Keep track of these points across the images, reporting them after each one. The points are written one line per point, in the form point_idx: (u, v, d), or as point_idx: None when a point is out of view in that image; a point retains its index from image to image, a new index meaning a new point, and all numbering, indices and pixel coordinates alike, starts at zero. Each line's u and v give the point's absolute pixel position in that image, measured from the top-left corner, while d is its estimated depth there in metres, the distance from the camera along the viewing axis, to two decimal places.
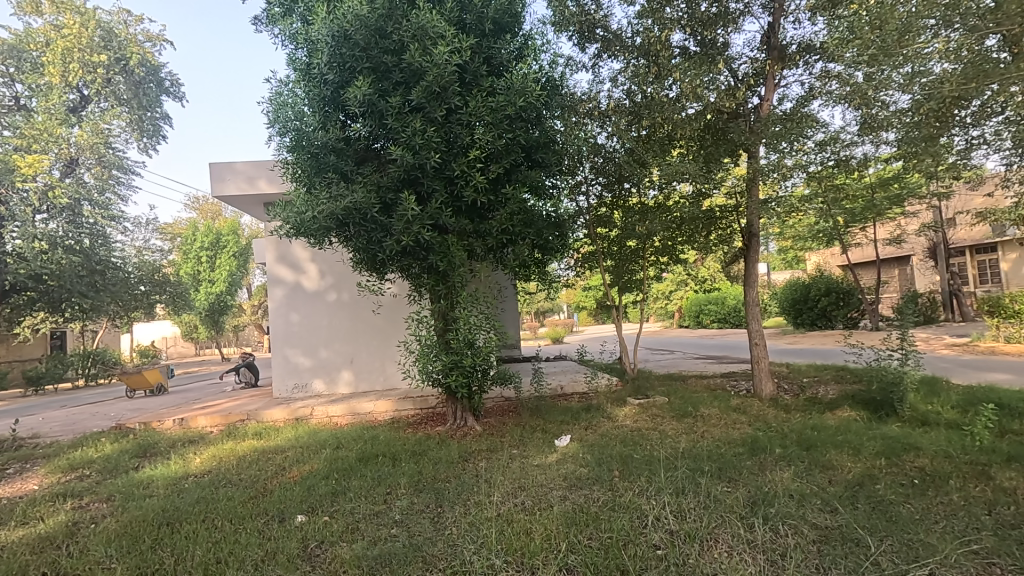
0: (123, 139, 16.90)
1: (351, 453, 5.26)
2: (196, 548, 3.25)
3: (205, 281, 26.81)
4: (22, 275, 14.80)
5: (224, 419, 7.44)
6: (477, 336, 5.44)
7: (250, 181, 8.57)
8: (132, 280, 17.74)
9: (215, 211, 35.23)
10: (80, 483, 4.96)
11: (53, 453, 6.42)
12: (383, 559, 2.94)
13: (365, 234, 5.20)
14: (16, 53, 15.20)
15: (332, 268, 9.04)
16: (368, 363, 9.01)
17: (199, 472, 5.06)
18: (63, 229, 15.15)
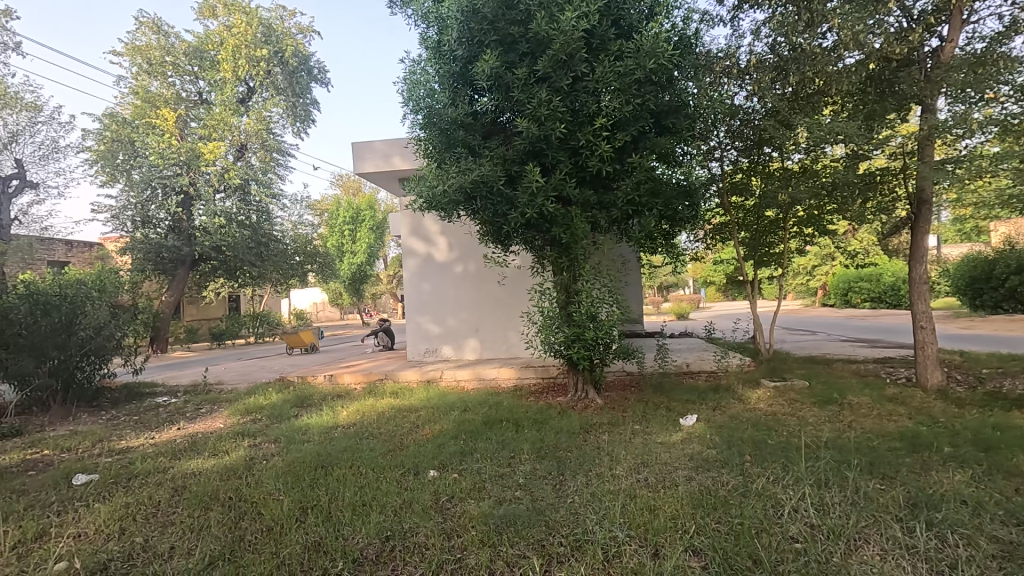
0: (281, 125, 18.88)
1: (477, 416, 5.54)
2: (346, 490, 3.64)
3: (348, 253, 29.54)
4: (208, 247, 17.36)
5: (366, 377, 8.20)
6: (599, 309, 5.37)
7: (386, 159, 9.16)
8: (290, 252, 20.04)
9: (356, 188, 38.43)
10: (253, 425, 5.78)
11: (233, 398, 7.54)
12: (507, 519, 3.06)
13: (491, 207, 5.32)
14: (198, 54, 17.57)
15: (459, 241, 9.45)
16: (492, 333, 9.34)
17: (346, 423, 5.66)
18: (236, 207, 17.53)
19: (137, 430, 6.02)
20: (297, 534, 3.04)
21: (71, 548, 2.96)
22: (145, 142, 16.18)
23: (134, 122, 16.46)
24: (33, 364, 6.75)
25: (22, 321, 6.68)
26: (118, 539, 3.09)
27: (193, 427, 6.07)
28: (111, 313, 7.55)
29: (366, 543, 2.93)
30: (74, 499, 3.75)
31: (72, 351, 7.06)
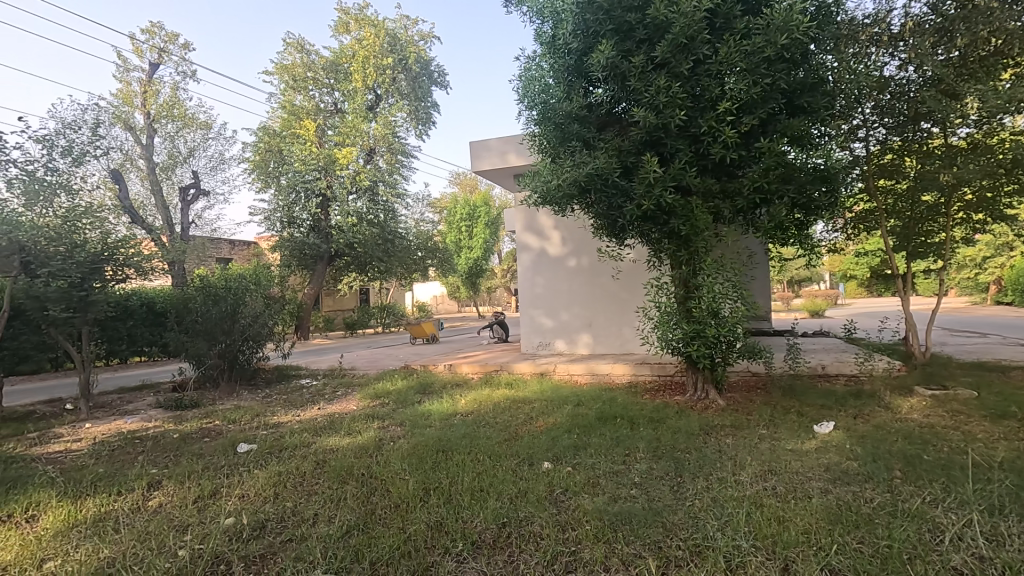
0: (405, 129, 20.14)
1: (591, 411, 5.52)
2: (465, 475, 3.83)
3: (466, 248, 30.82)
4: (342, 244, 19.04)
5: (482, 368, 8.52)
6: (722, 305, 5.07)
7: (502, 156, 9.38)
8: (413, 247, 21.37)
9: (472, 185, 39.90)
10: (382, 409, 6.26)
11: (364, 383, 8.23)
12: (622, 516, 3.03)
13: (606, 200, 5.24)
14: (334, 68, 19.25)
15: (573, 235, 9.44)
16: (606, 327, 9.20)
17: (464, 411, 5.93)
18: (366, 207, 19.03)
19: (287, 407, 6.79)
20: (421, 513, 3.23)
21: (237, 506, 3.43)
22: (291, 151, 18.13)
23: (283, 133, 18.51)
24: (207, 346, 7.89)
25: (198, 309, 7.84)
26: (273, 502, 3.51)
27: (331, 407, 6.71)
28: (266, 303, 8.59)
29: (484, 527, 3.05)
30: (239, 465, 4.33)
31: (236, 336, 8.14)
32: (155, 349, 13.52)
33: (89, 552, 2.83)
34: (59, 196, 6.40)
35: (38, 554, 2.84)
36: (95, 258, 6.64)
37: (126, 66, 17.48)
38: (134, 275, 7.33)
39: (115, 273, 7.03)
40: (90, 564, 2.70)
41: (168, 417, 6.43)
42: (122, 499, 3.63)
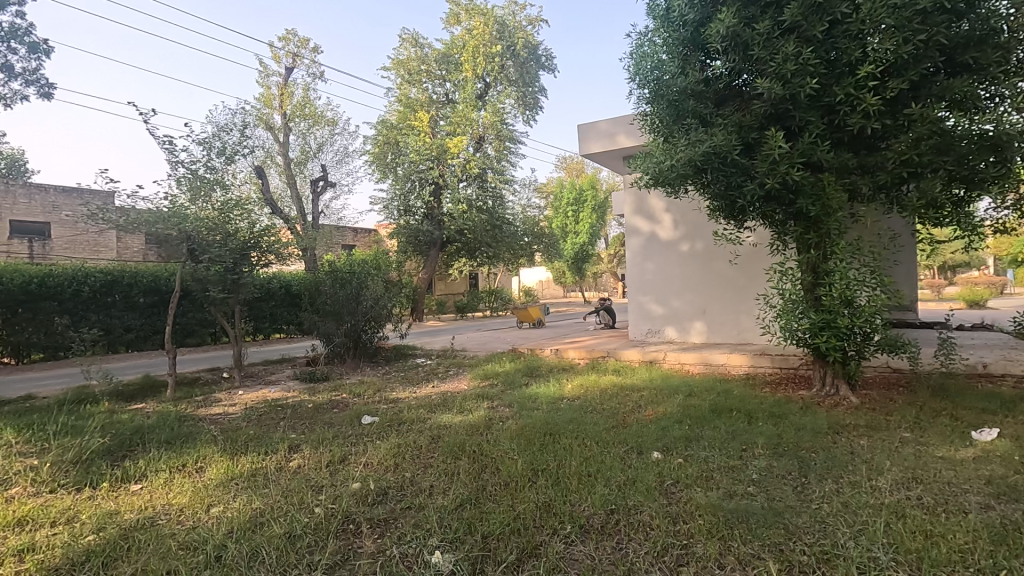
0: (513, 115, 20.38)
1: (704, 402, 5.28)
2: (573, 459, 3.85)
3: (572, 233, 30.71)
4: (453, 230, 19.82)
5: (589, 353, 8.48)
6: (858, 293, 4.57)
7: (611, 138, 9.16)
8: (520, 233, 21.71)
9: (579, 169, 39.49)
10: (491, 390, 6.48)
11: (474, 364, 8.55)
12: (739, 514, 2.87)
13: (723, 180, 4.92)
14: (446, 59, 19.89)
15: (686, 218, 9.02)
16: (720, 316, 8.70)
17: (571, 396, 5.94)
18: (476, 193, 19.59)
19: (404, 384, 7.26)
20: (530, 493, 3.30)
21: (363, 473, 3.74)
22: (407, 142, 19.11)
23: (400, 125, 19.53)
24: (334, 325, 8.64)
25: (327, 292, 8.61)
26: (394, 471, 3.78)
27: (444, 386, 7.07)
28: (385, 287, 9.20)
29: (591, 512, 3.05)
30: (364, 435, 4.71)
31: (360, 317, 8.81)
32: (293, 327, 15.06)
33: (244, 503, 3.24)
34: (215, 190, 7.22)
35: (206, 500, 3.31)
36: (243, 245, 7.52)
37: (266, 72, 19.41)
38: (276, 260, 8.19)
39: (260, 258, 7.91)
40: (245, 512, 3.09)
41: (303, 388, 7.16)
42: (269, 458, 4.11)
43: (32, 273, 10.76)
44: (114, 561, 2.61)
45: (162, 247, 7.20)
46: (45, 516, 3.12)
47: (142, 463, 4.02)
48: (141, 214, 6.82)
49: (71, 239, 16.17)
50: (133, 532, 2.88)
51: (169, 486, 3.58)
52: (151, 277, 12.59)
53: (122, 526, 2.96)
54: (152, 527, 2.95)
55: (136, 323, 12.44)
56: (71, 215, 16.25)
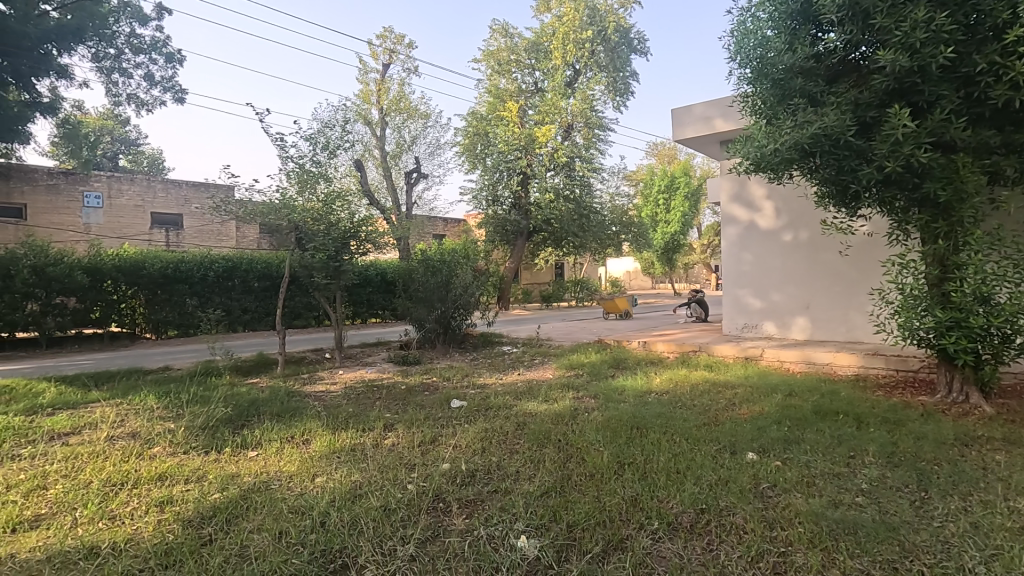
0: (603, 102, 19.99)
1: (806, 403, 4.93)
2: (661, 454, 3.76)
3: (662, 222, 29.73)
4: (540, 220, 19.86)
5: (679, 347, 8.20)
6: (997, 289, 4.04)
7: (707, 122, 8.72)
8: (608, 223, 21.36)
9: (671, 155, 38.04)
10: (576, 380, 6.46)
11: (559, 354, 8.57)
12: (846, 525, 2.67)
13: (835, 164, 4.52)
14: (536, 48, 19.85)
15: (789, 205, 8.41)
16: (827, 311, 8.05)
17: (659, 390, 5.79)
18: (563, 182, 19.49)
19: (491, 370, 7.43)
20: (616, 486, 3.27)
21: (452, 454, 3.88)
22: (496, 133, 19.37)
23: (489, 116, 19.81)
24: (426, 311, 9.00)
25: (419, 279, 8.97)
26: (481, 455, 3.88)
27: (529, 374, 7.15)
28: (474, 275, 9.43)
29: (681, 510, 2.96)
30: (453, 418, 4.88)
31: (450, 304, 9.10)
32: (387, 312, 15.87)
33: (345, 475, 3.49)
34: (320, 183, 7.75)
35: (312, 469, 3.59)
36: (344, 235, 8.01)
37: (366, 69, 20.42)
38: (373, 249, 8.65)
39: (359, 247, 8.38)
40: (346, 483, 3.33)
41: (397, 371, 7.54)
42: (366, 435, 4.38)
43: (169, 260, 12.16)
44: (237, 517, 2.91)
45: (275, 236, 7.84)
46: (181, 473, 3.55)
47: (258, 432, 4.45)
48: (256, 206, 7.46)
49: (199, 229, 18.05)
50: (252, 494, 3.19)
51: (281, 455, 3.92)
52: (264, 264, 13.77)
53: (242, 487, 3.29)
54: (266, 490, 3.26)
55: (252, 305, 13.67)
56: (199, 208, 18.04)
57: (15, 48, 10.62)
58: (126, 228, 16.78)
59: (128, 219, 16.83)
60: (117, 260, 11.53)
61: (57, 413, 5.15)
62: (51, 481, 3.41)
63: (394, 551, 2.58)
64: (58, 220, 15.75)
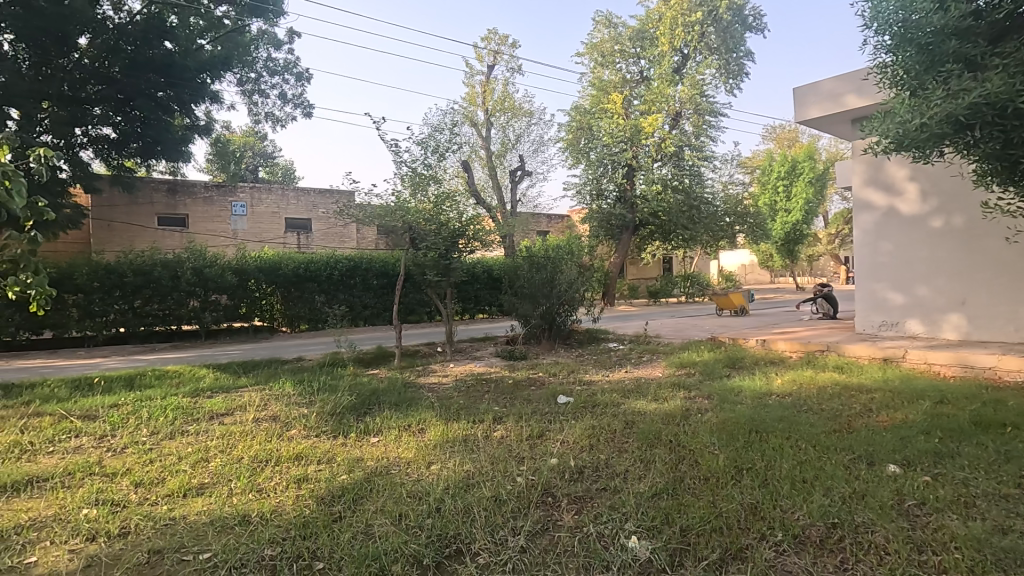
0: (715, 86, 18.94)
1: (962, 412, 4.31)
2: (785, 461, 3.48)
3: (782, 211, 27.57)
4: (647, 213, 19.24)
5: (803, 346, 7.56)
6: None
7: (836, 99, 7.92)
8: (720, 213, 20.22)
9: (791, 138, 35.11)
10: (688, 379, 6.20)
11: (669, 351, 8.27)
12: (1016, 557, 2.31)
13: (1001, 136, 3.89)
14: (641, 36, 19.20)
15: (939, 186, 7.41)
16: (988, 307, 7.00)
17: (781, 392, 5.37)
18: (671, 173, 18.75)
19: (598, 367, 7.34)
20: (734, 491, 3.09)
21: (560, 450, 3.89)
22: (600, 126, 19.07)
23: (593, 110, 19.56)
24: (531, 307, 9.10)
25: (525, 276, 9.09)
26: (589, 452, 3.85)
27: (637, 372, 6.97)
28: (579, 271, 9.39)
29: (808, 523, 2.73)
30: (560, 414, 4.89)
31: (555, 300, 9.13)
32: (494, 308, 16.28)
33: (458, 464, 3.63)
34: (431, 185, 8.13)
35: (427, 458, 3.78)
36: (453, 234, 8.31)
37: (472, 72, 21.07)
38: (480, 246, 8.88)
39: (467, 245, 8.65)
40: (459, 472, 3.47)
41: (505, 365, 7.72)
42: (477, 427, 4.52)
43: (301, 260, 13.44)
44: (362, 498, 3.15)
45: (391, 237, 8.35)
46: (314, 454, 3.91)
47: (379, 420, 4.77)
48: (374, 209, 7.97)
49: (325, 232, 19.73)
50: (374, 477, 3.43)
51: (399, 442, 4.18)
52: (381, 263, 14.72)
53: (366, 471, 3.56)
54: (387, 475, 3.49)
55: (371, 301, 14.69)
56: (325, 212, 19.73)
57: (180, 79, 12.43)
58: (266, 233, 18.76)
59: (267, 225, 18.81)
60: (259, 262, 12.93)
61: (215, 396, 5.91)
62: (212, 455, 3.92)
63: (504, 541, 2.65)
64: (212, 227, 18.00)
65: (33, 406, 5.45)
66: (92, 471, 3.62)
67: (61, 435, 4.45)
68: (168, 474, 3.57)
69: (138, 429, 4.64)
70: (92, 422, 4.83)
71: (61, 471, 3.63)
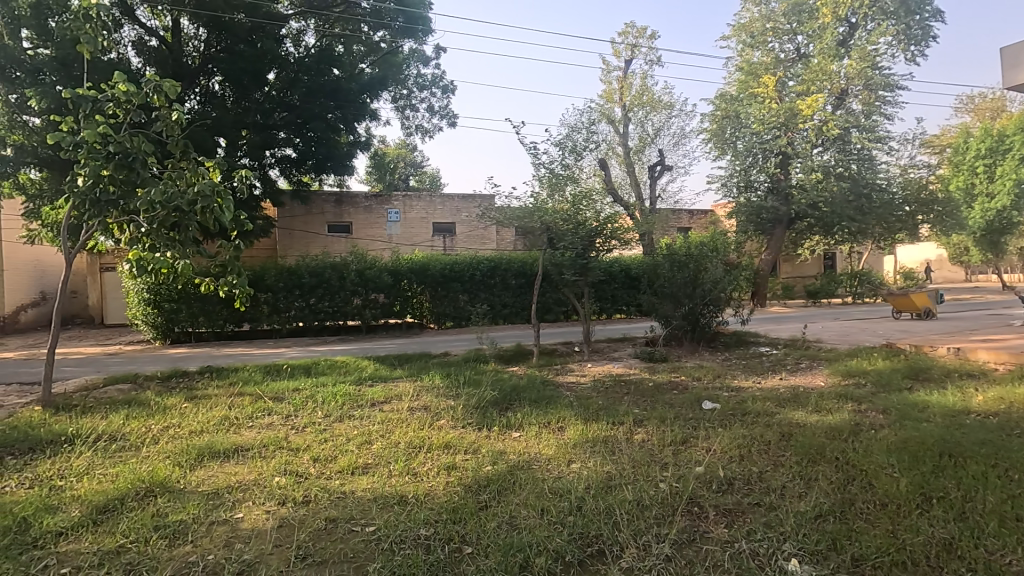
0: (891, 55, 16.67)
1: None
2: (988, 494, 2.94)
3: (982, 196, 23.27)
4: (805, 205, 17.38)
5: (1013, 358, 6.31)
6: None
7: None
8: (897, 201, 17.68)
9: (995, 108, 29.45)
10: (857, 390, 5.50)
11: (833, 358, 7.41)
12: None
13: None
14: (797, 9, 17.20)
15: None
16: None
17: (983, 411, 4.52)
18: (835, 158, 16.83)
19: (747, 373, 6.82)
20: (921, 522, 2.68)
21: (706, 458, 3.68)
22: (749, 112, 17.65)
23: (740, 96, 18.17)
24: (672, 307, 8.72)
25: (666, 274, 8.74)
26: (739, 463, 3.59)
27: (794, 380, 6.34)
28: (725, 270, 8.84)
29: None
30: (705, 420, 4.63)
31: (698, 300, 8.66)
32: (632, 308, 15.91)
33: (598, 465, 3.61)
34: (568, 185, 8.17)
35: (567, 456, 3.82)
36: (590, 233, 8.30)
37: (609, 69, 20.83)
38: (618, 245, 8.73)
39: (604, 244, 8.57)
40: (599, 473, 3.44)
41: (644, 367, 7.51)
42: (617, 428, 4.46)
43: (446, 262, 14.34)
44: (506, 490, 3.28)
45: (529, 237, 8.55)
46: (461, 445, 4.15)
47: (519, 415, 4.92)
48: (514, 211, 8.21)
49: (468, 235, 20.82)
50: (517, 470, 3.56)
51: (539, 438, 4.27)
52: (520, 263, 15.16)
53: (508, 464, 3.70)
54: (529, 469, 3.59)
55: (510, 300, 15.18)
56: (468, 216, 20.82)
57: (346, 100, 14.03)
58: (416, 237, 20.32)
59: (417, 229, 20.36)
60: (410, 263, 14.07)
61: (375, 385, 6.56)
62: (374, 439, 4.35)
63: (648, 548, 2.57)
64: (372, 233, 19.95)
65: (237, 387, 6.51)
66: (281, 445, 4.23)
67: (257, 413, 5.26)
68: (340, 452, 4.04)
69: (315, 411, 5.31)
70: (280, 402, 5.64)
71: (258, 443, 4.29)
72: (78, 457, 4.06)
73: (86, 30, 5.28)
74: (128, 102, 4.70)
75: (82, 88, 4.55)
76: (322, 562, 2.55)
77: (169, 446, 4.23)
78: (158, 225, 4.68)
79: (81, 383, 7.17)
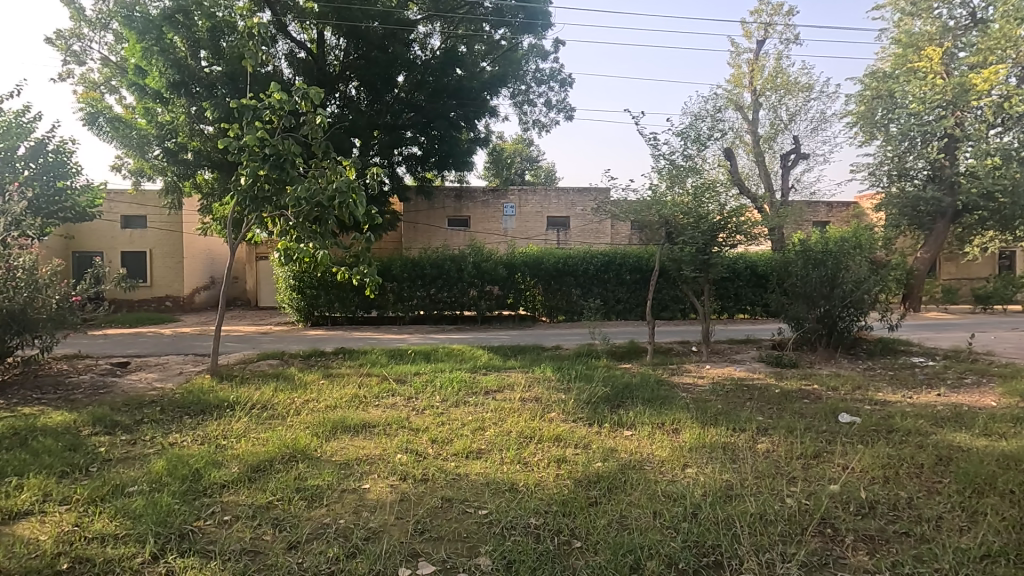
0: None
1: None
2: None
3: None
4: (976, 195, 15.03)
5: None
6: None
7: None
8: None
9: None
10: None
11: (1009, 374, 6.33)
12: None
13: None
14: None
15: None
16: None
17: None
18: (1019, 140, 14.39)
19: (895, 385, 6.05)
20: None
21: (843, 477, 3.33)
22: (906, 91, 15.37)
23: (895, 73, 15.98)
24: (806, 309, 8.00)
25: (799, 273, 8.02)
26: (884, 486, 3.20)
27: (957, 397, 5.49)
28: (871, 268, 7.93)
29: None
30: (842, 435, 4.17)
31: (837, 301, 7.84)
32: (758, 308, 14.78)
33: (715, 472, 3.42)
34: (689, 177, 7.76)
35: (683, 459, 3.66)
36: (712, 227, 7.84)
37: (738, 51, 19.50)
38: (743, 240, 8.15)
39: (728, 239, 8.06)
40: (716, 481, 3.25)
41: (771, 372, 6.96)
42: (738, 435, 4.18)
43: (561, 256, 14.39)
44: (616, 488, 3.22)
45: (646, 232, 8.29)
46: (571, 438, 4.15)
47: (632, 414, 4.80)
48: (630, 205, 7.99)
49: (583, 229, 20.70)
50: (628, 469, 3.48)
51: (653, 439, 4.15)
52: (635, 258, 14.71)
53: (619, 462, 3.63)
54: (641, 470, 3.49)
55: (625, 296, 14.74)
56: (583, 209, 20.68)
57: (467, 98, 14.54)
58: (531, 231, 20.58)
59: (532, 224, 20.61)
60: (525, 256, 14.32)
61: (489, 374, 6.78)
62: (487, 426, 4.49)
63: (772, 566, 2.40)
64: (489, 227, 20.57)
65: (366, 368, 7.07)
66: (404, 425, 4.52)
67: (383, 393, 5.67)
68: (455, 436, 4.23)
69: (433, 395, 5.61)
70: (403, 385, 6.03)
71: (383, 421, 4.62)
72: (238, 421, 4.66)
73: (250, 46, 6.00)
74: (281, 109, 5.26)
75: (246, 99, 5.19)
76: (438, 538, 2.70)
77: (308, 418, 4.71)
78: (304, 218, 5.18)
79: (241, 357, 8.25)
